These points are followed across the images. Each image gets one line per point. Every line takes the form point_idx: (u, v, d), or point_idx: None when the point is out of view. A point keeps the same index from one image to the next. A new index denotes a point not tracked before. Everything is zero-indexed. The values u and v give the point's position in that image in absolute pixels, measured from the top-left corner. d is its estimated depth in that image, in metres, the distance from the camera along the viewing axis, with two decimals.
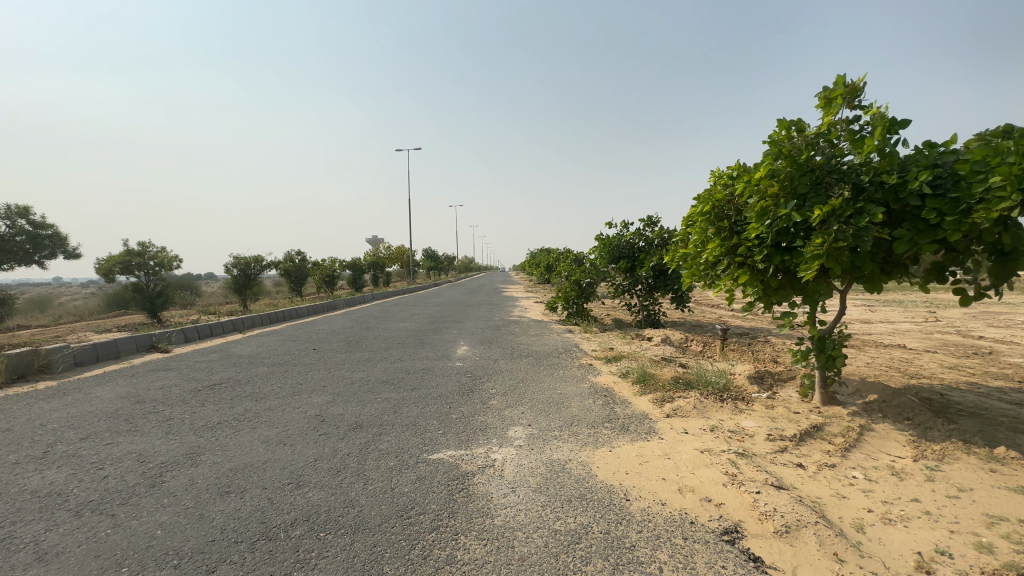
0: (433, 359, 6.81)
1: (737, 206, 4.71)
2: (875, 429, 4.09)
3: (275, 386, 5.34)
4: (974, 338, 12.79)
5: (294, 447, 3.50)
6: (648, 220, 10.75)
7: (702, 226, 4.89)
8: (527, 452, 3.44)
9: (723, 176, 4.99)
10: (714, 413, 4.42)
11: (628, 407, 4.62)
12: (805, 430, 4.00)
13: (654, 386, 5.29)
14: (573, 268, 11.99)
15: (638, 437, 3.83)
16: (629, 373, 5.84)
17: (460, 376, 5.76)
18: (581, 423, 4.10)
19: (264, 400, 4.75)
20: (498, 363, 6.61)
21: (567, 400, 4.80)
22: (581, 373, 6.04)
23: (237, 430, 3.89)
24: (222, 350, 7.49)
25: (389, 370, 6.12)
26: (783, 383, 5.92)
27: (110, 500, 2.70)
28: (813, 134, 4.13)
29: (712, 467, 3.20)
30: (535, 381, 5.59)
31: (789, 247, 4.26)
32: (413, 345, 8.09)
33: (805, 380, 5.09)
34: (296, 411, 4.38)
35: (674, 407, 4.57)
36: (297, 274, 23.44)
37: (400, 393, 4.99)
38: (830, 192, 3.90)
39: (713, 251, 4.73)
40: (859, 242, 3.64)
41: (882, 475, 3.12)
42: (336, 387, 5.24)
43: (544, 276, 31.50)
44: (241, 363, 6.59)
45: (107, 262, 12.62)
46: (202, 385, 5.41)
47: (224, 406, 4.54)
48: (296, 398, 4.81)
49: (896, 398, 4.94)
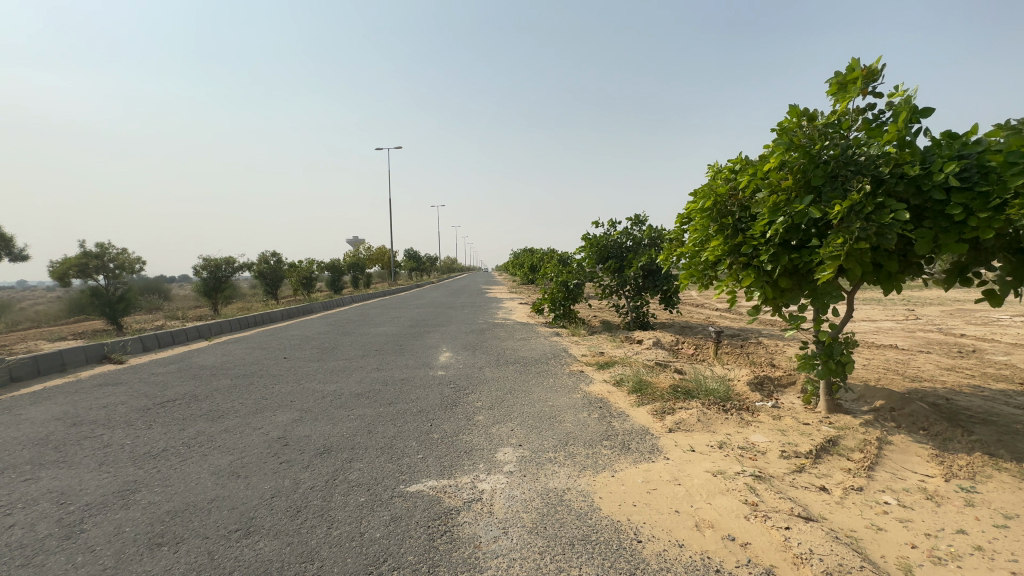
0: (413, 368, 6.33)
1: (740, 202, 4.39)
2: (892, 442, 3.78)
3: (236, 402, 4.81)
4: (956, 336, 12.83)
5: (249, 479, 3.02)
6: (636, 219, 10.45)
7: (702, 223, 4.55)
8: (519, 480, 3.01)
9: (723, 171, 4.68)
10: (720, 427, 4.06)
11: (627, 421, 4.24)
12: (820, 445, 3.67)
13: (651, 395, 4.93)
14: (560, 269, 11.61)
15: (642, 457, 3.44)
16: (624, 382, 5.46)
17: (442, 388, 5.31)
18: (578, 441, 3.70)
19: (222, 420, 4.23)
20: (483, 371, 6.17)
21: (560, 414, 4.39)
22: (572, 382, 5.65)
23: (184, 460, 3.37)
24: (183, 360, 6.88)
25: (365, 381, 5.63)
26: (784, 390, 5.63)
27: (6, 562, 2.19)
28: (824, 123, 3.92)
29: (729, 494, 2.83)
30: (524, 391, 5.18)
31: (799, 246, 3.98)
32: (392, 353, 7.58)
33: (810, 386, 4.78)
34: (257, 433, 3.88)
35: (676, 419, 4.21)
36: (272, 277, 22.56)
37: (375, 408, 4.52)
38: (847, 186, 3.64)
39: (715, 251, 4.40)
40: (882, 240, 3.40)
41: (916, 501, 2.79)
42: (306, 402, 4.75)
43: (527, 277, 31.14)
44: (202, 376, 6.01)
45: (62, 265, 11.73)
46: (154, 402, 4.84)
47: (173, 429, 4.01)
48: (259, 416, 4.31)
49: (905, 405, 4.67)
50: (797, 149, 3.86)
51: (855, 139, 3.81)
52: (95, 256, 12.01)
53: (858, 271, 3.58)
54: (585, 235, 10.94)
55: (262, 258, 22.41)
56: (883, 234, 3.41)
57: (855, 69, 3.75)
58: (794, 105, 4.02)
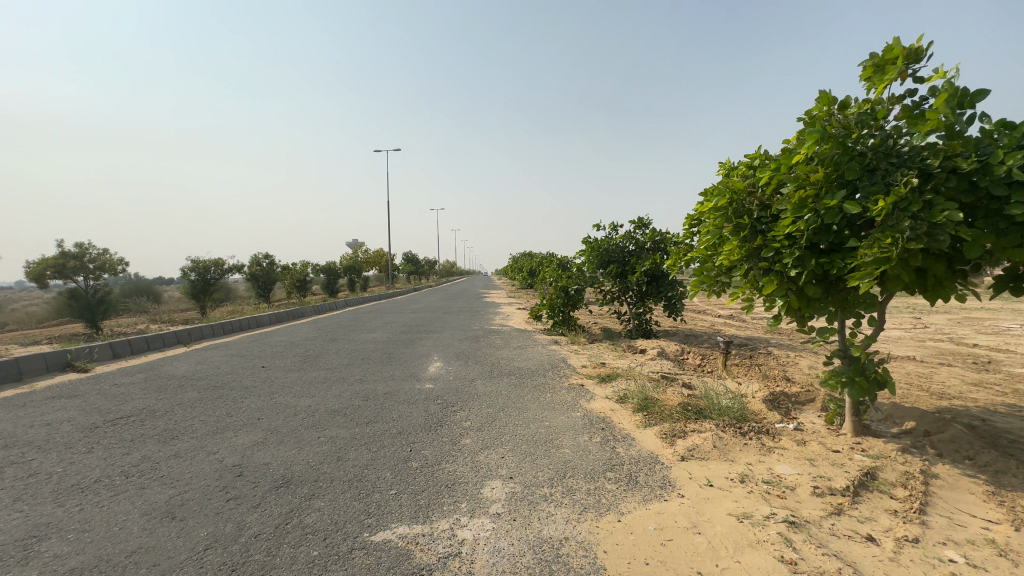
0: (398, 380, 5.82)
1: (760, 199, 3.94)
2: (939, 474, 3.29)
3: (194, 421, 4.31)
4: (968, 346, 12.35)
5: (183, 524, 2.52)
6: (638, 221, 10.00)
7: (716, 223, 4.08)
8: (507, 526, 2.51)
9: (739, 167, 4.26)
10: (740, 455, 3.57)
11: (633, 446, 3.75)
12: (857, 479, 3.18)
13: (659, 415, 4.43)
14: (558, 274, 11.13)
15: (652, 494, 2.95)
16: (628, 398, 4.97)
17: (427, 404, 4.81)
18: (577, 473, 3.20)
19: (173, 443, 3.72)
20: (474, 384, 5.68)
21: (558, 438, 3.88)
22: (571, 398, 5.15)
23: (116, 494, 2.87)
24: (151, 370, 6.36)
25: (344, 395, 5.12)
26: (803, 409, 5.13)
27: None
28: (857, 111, 3.56)
29: (761, 549, 2.33)
30: (517, 409, 4.68)
31: (830, 249, 3.54)
32: (379, 362, 7.08)
33: (832, 404, 4.31)
34: (209, 460, 3.37)
35: (689, 445, 3.71)
36: (264, 279, 22.02)
37: (349, 429, 4.02)
38: (889, 180, 3.22)
39: (731, 254, 3.91)
40: (933, 241, 2.98)
41: (987, 559, 2.30)
42: (273, 421, 4.25)
43: (525, 280, 30.69)
44: (167, 388, 5.51)
45: (39, 266, 11.27)
46: (104, 419, 4.34)
47: (115, 454, 3.51)
48: (216, 438, 3.81)
49: (942, 428, 4.18)
50: (829, 139, 3.46)
51: (894, 128, 3.40)
52: (74, 258, 11.52)
53: (903, 277, 3.14)
54: (586, 238, 10.49)
55: (254, 260, 21.89)
56: (933, 235, 3.00)
57: (894, 47, 3.34)
58: (823, 90, 3.68)
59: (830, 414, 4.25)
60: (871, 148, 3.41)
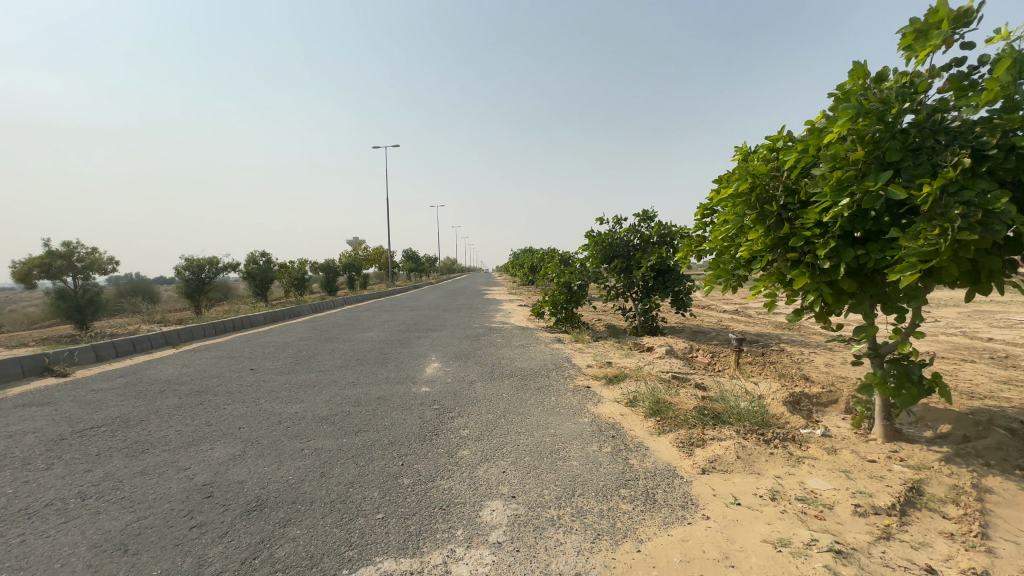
0: (392, 384, 5.48)
1: (786, 183, 3.58)
2: (993, 488, 2.94)
3: (169, 431, 3.97)
4: (983, 340, 11.98)
5: (136, 560, 2.18)
6: (643, 214, 9.64)
7: (738, 210, 3.72)
8: (509, 560, 2.17)
9: (761, 149, 3.90)
10: (767, 468, 3.22)
11: (647, 457, 3.41)
12: (901, 495, 2.83)
13: (674, 421, 4.08)
14: (561, 269, 10.78)
15: (673, 516, 2.60)
16: (639, 401, 4.63)
17: (422, 409, 4.48)
18: (588, 491, 2.86)
19: (142, 458, 3.38)
20: (473, 387, 5.34)
21: (564, 448, 3.53)
22: (577, 402, 4.79)
23: (67, 521, 2.53)
24: (133, 374, 6.02)
25: (334, 401, 4.78)
26: (826, 412, 4.77)
27: None
28: (895, 84, 3.22)
29: None
30: (520, 414, 4.34)
31: (864, 238, 3.19)
32: (373, 363, 6.73)
33: (860, 406, 3.98)
34: (177, 478, 3.04)
35: (710, 455, 3.37)
36: (261, 279, 21.72)
37: (336, 440, 3.69)
38: (937, 161, 2.88)
39: (754, 244, 3.55)
40: (988, 231, 2.65)
41: None
42: (254, 432, 3.91)
43: (527, 277, 30.32)
44: (147, 394, 5.17)
45: (25, 265, 10.95)
46: (72, 430, 4.01)
47: (75, 471, 3.17)
48: (189, 452, 3.47)
49: (985, 433, 3.82)
50: (865, 116, 3.12)
51: (939, 102, 3.03)
52: (61, 257, 11.21)
53: (952, 271, 2.80)
54: (589, 232, 10.13)
55: (251, 258, 21.54)
56: (988, 224, 2.67)
57: (940, 7, 2.85)
58: (856, 62, 3.31)
59: (856, 417, 3.93)
60: (913, 125, 3.07)
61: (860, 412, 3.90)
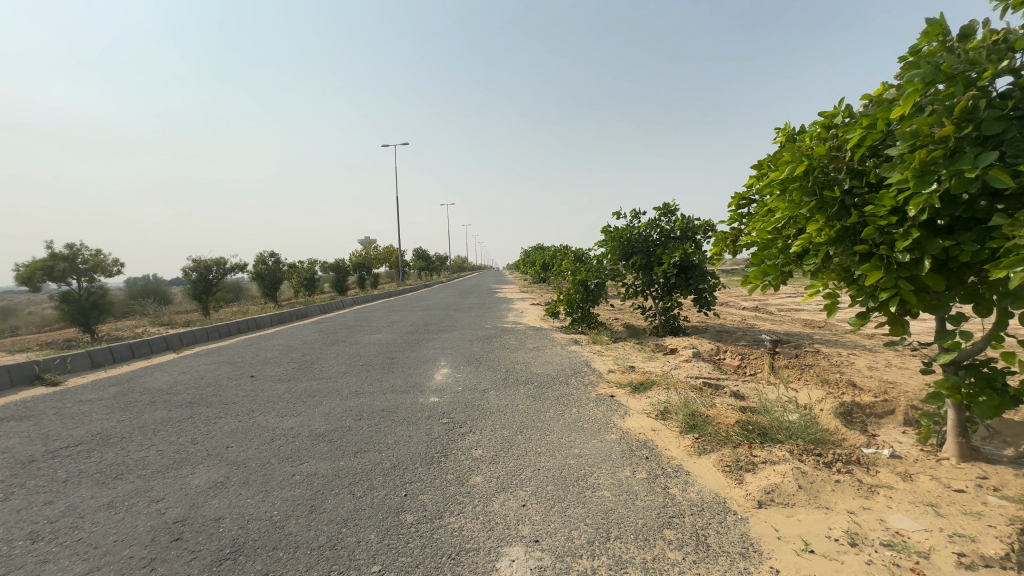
0: (398, 393, 5.05)
1: (848, 165, 3.04)
2: None
3: (150, 451, 3.58)
4: None
5: None
6: (664, 208, 9.10)
7: (791, 197, 3.18)
8: None
9: (814, 127, 3.36)
10: (836, 501, 2.70)
11: (690, 485, 2.93)
12: (1012, 539, 2.29)
13: (714, 438, 3.59)
14: (577, 267, 10.26)
15: (734, 570, 2.11)
16: (671, 414, 4.14)
17: (430, 424, 4.04)
18: (625, 533, 2.38)
19: (111, 487, 2.97)
20: (485, 397, 4.88)
21: (591, 474, 3.06)
22: (601, 414, 4.32)
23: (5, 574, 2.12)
24: (125, 383, 5.66)
25: (334, 414, 4.36)
26: (885, 427, 4.22)
27: None
28: (984, 42, 2.65)
29: None
30: (539, 430, 3.88)
31: (951, 226, 2.66)
32: (379, 369, 6.32)
33: (927, 420, 3.41)
34: (147, 514, 2.63)
35: (767, 483, 2.87)
36: (270, 279, 21.50)
37: (333, 463, 3.26)
38: None
39: (813, 237, 3.02)
40: None
41: None
42: (241, 453, 3.49)
43: (538, 275, 29.78)
44: (136, 406, 4.81)
45: (29, 267, 10.76)
46: (45, 450, 3.63)
47: (34, 504, 2.78)
48: (166, 480, 3.06)
49: None
50: (948, 81, 2.56)
51: None
52: (63, 258, 10.98)
53: None
54: (606, 227, 9.62)
55: (259, 259, 21.31)
56: None
57: None
58: (933, 17, 2.77)
59: (924, 432, 3.38)
60: (1014, 88, 2.49)
61: (927, 426, 3.34)
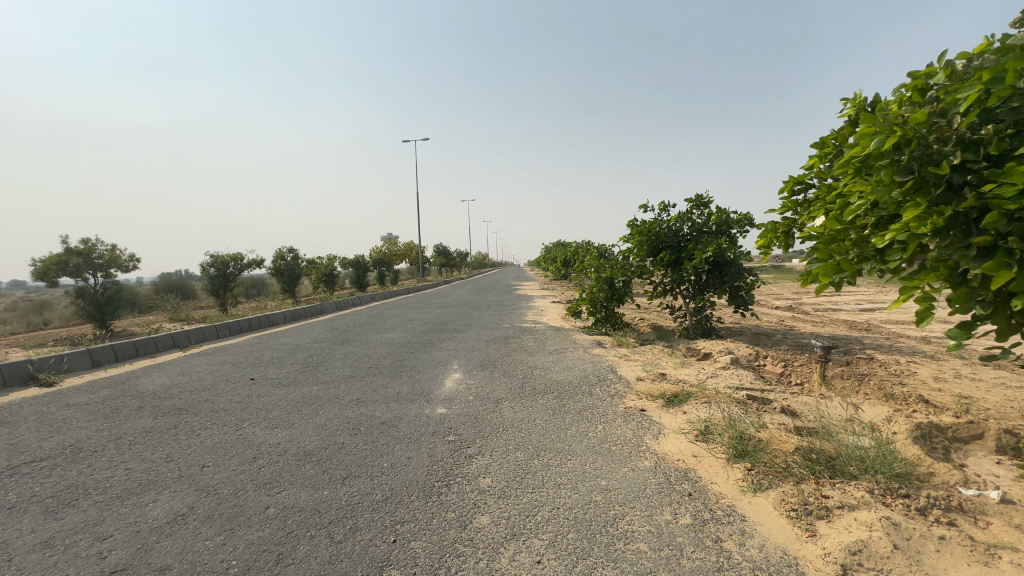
0: (403, 403, 4.55)
1: (958, 135, 2.36)
2: None
3: (118, 470, 3.17)
4: None
5: None
6: (697, 200, 8.39)
7: (880, 176, 2.50)
8: None
9: (907, 88, 2.67)
10: (946, 568, 2.07)
11: (746, 537, 2.33)
12: None
13: (771, 471, 2.97)
14: (601, 263, 9.62)
15: None
16: (715, 437, 3.52)
17: (433, 442, 3.54)
18: None
19: (55, 519, 2.54)
20: (498, 409, 4.35)
21: (623, 518, 2.49)
22: (631, 433, 3.74)
23: None
24: (118, 386, 5.33)
25: (328, 427, 3.89)
26: (975, 457, 3.50)
27: None
28: None
29: None
30: (559, 453, 3.33)
31: None
32: (386, 374, 5.84)
33: None
34: (83, 559, 2.18)
35: (851, 538, 2.25)
36: (290, 275, 21.43)
37: (315, 492, 2.77)
38: None
39: (910, 226, 2.35)
40: None
41: None
42: (215, 475, 3.04)
43: (560, 271, 29.08)
44: (121, 412, 4.45)
45: (46, 265, 10.76)
46: (8, 465, 3.26)
47: None
48: (122, 510, 2.63)
49: None
50: None
51: None
52: (78, 253, 10.93)
53: None
54: (633, 221, 8.96)
55: (279, 254, 21.25)
56: None
57: None
58: None
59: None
60: None
61: None
